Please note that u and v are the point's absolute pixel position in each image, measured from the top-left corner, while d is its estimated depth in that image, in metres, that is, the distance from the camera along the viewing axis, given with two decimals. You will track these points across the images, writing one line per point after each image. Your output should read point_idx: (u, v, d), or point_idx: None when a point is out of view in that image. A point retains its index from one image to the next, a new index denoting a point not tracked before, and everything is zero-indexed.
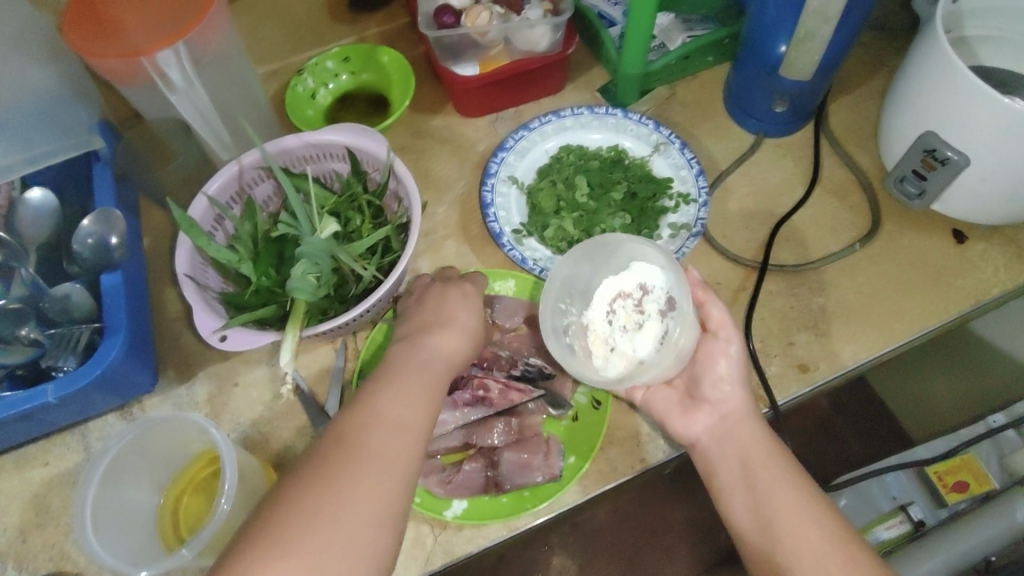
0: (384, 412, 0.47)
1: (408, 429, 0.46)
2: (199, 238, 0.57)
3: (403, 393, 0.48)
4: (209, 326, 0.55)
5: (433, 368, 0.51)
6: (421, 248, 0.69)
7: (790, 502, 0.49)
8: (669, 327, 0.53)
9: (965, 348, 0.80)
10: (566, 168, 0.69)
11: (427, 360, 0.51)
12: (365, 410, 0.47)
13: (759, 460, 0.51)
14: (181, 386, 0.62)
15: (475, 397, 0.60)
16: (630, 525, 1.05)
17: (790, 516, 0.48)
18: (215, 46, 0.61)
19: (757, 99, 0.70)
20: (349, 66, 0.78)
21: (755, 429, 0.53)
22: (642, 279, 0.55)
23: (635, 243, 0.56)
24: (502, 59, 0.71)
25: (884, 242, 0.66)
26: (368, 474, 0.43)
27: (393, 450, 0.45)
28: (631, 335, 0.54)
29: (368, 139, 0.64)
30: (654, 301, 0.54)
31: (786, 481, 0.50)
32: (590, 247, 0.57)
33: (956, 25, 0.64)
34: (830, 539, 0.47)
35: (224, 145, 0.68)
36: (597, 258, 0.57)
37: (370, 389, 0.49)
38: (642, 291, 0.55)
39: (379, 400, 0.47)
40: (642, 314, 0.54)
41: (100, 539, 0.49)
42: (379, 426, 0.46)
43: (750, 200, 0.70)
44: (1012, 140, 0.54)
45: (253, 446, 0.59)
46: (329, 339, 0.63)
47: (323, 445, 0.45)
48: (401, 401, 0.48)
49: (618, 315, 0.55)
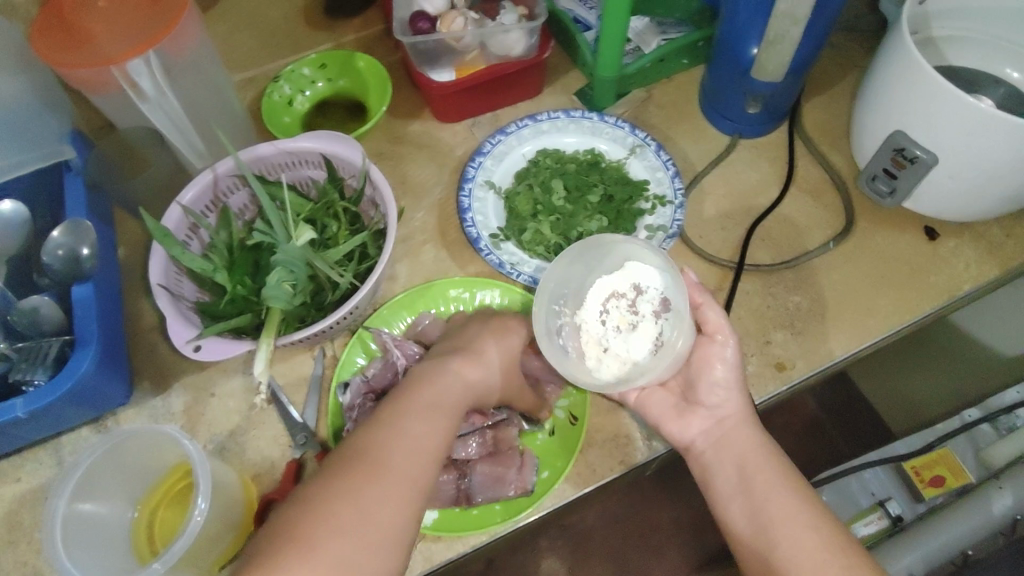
0: (406, 434, 0.47)
1: (426, 451, 0.47)
2: (174, 248, 0.56)
3: (422, 417, 0.49)
4: (183, 336, 0.55)
5: (453, 396, 0.52)
6: (400, 253, 0.69)
7: (782, 500, 0.49)
8: (664, 328, 0.54)
9: (947, 339, 0.81)
10: (543, 172, 0.69)
11: (447, 388, 0.52)
12: (383, 433, 0.47)
13: (749, 462, 0.52)
14: (156, 397, 0.62)
15: None
16: (619, 526, 1.06)
17: (786, 519, 0.48)
18: (186, 54, 0.61)
19: (731, 101, 0.71)
20: (326, 73, 0.78)
21: (744, 426, 0.54)
22: (635, 279, 0.56)
23: (628, 244, 0.58)
24: (479, 63, 0.71)
25: (857, 240, 0.67)
26: (385, 494, 0.44)
27: (410, 471, 0.45)
28: (625, 336, 0.54)
29: (343, 146, 0.64)
30: (648, 302, 0.55)
31: (775, 481, 0.50)
32: (585, 247, 0.58)
33: (923, 26, 0.65)
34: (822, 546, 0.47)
35: (198, 153, 0.67)
36: (591, 259, 0.58)
37: (388, 413, 0.49)
38: (636, 292, 0.55)
39: (403, 422, 0.48)
40: (637, 315, 0.55)
41: (74, 554, 0.48)
42: (398, 445, 0.46)
43: (726, 201, 0.70)
44: (979, 138, 0.55)
45: (229, 456, 0.59)
46: (307, 347, 0.63)
47: (343, 463, 0.45)
48: (423, 423, 0.48)
49: (612, 315, 0.55)
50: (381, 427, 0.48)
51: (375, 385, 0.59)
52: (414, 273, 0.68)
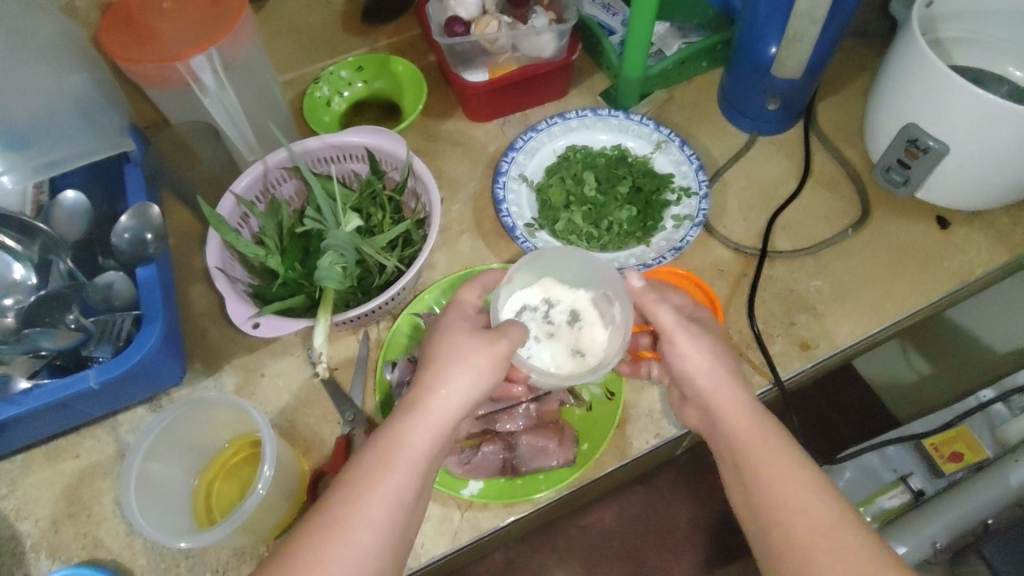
0: (365, 506, 0.45)
1: (394, 495, 0.46)
2: (229, 233, 0.60)
3: (385, 485, 0.46)
4: (243, 314, 0.58)
5: (418, 451, 0.48)
6: (438, 243, 0.72)
7: (796, 478, 0.47)
8: (580, 335, 0.59)
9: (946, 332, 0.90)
10: (574, 165, 0.72)
11: (411, 444, 0.48)
12: (353, 481, 0.46)
13: (748, 451, 0.50)
14: (208, 377, 0.65)
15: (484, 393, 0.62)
16: (637, 528, 1.08)
17: (797, 503, 0.46)
18: (242, 52, 0.65)
19: (750, 99, 0.75)
20: (363, 75, 0.82)
21: (740, 412, 0.52)
22: (549, 295, 0.61)
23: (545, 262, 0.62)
24: (511, 65, 0.77)
25: (875, 227, 0.71)
26: (348, 540, 0.44)
27: (376, 521, 0.45)
28: (544, 344, 0.59)
29: (387, 140, 0.68)
30: (562, 313, 0.60)
31: (778, 454, 0.49)
32: (525, 261, 0.60)
33: (931, 27, 0.70)
34: (820, 531, 0.45)
35: (249, 146, 0.72)
36: (520, 272, 0.61)
37: (351, 477, 0.46)
38: (549, 305, 0.61)
39: (373, 463, 0.47)
40: (552, 325, 0.60)
41: (144, 510, 0.51)
42: (365, 494, 0.45)
43: (748, 192, 0.74)
44: (986, 129, 0.59)
45: (280, 432, 0.62)
46: (353, 329, 0.66)
47: (319, 505, 0.46)
48: (390, 469, 0.46)
49: (530, 326, 0.59)
50: (355, 469, 0.47)
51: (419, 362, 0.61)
52: (452, 262, 0.71)
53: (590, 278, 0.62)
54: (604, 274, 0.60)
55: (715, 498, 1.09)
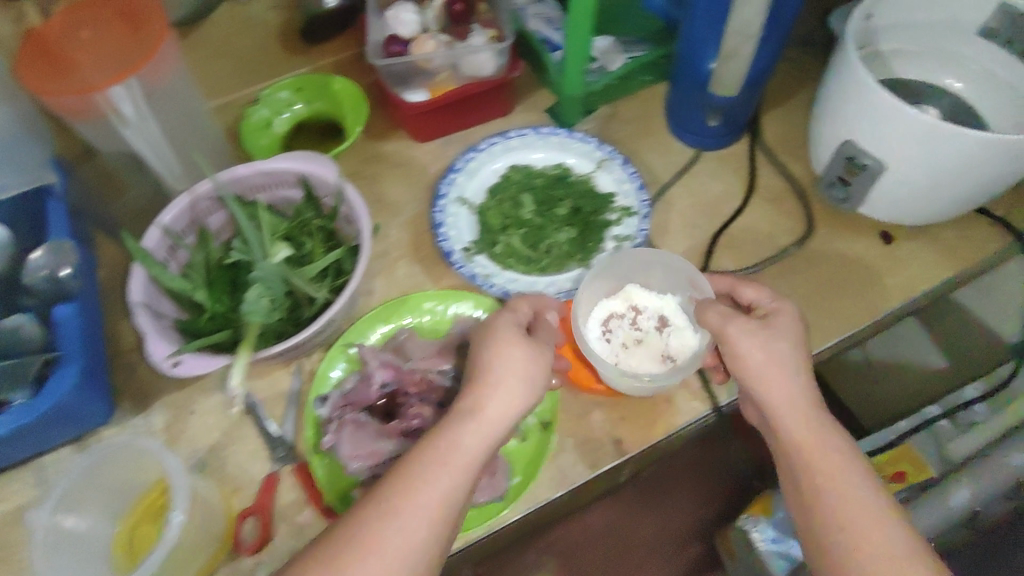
0: (418, 503, 0.46)
1: (448, 491, 0.47)
2: (155, 266, 0.58)
3: (440, 483, 0.47)
4: (162, 352, 0.55)
5: (472, 452, 0.49)
6: (376, 269, 0.71)
7: (851, 489, 0.50)
8: (668, 340, 0.63)
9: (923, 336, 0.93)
10: (512, 187, 0.72)
11: (466, 445, 0.49)
12: (410, 475, 0.47)
13: (806, 461, 0.52)
14: (137, 416, 0.63)
15: (411, 427, 0.58)
16: (605, 545, 1.07)
17: (855, 515, 0.49)
18: (164, 80, 0.63)
19: (690, 115, 0.74)
20: (303, 96, 0.81)
21: (802, 419, 0.53)
22: (633, 302, 0.66)
23: (627, 269, 0.67)
24: (450, 83, 0.75)
25: (819, 244, 0.70)
26: (403, 529, 0.45)
27: (432, 515, 0.46)
28: (633, 350, 0.63)
29: (318, 166, 0.66)
30: (648, 319, 0.65)
31: (833, 465, 0.51)
32: (607, 265, 0.65)
33: (872, 41, 0.68)
34: (872, 540, 0.48)
35: (175, 176, 0.69)
36: (604, 280, 0.66)
37: (408, 471, 0.48)
38: (636, 312, 0.65)
39: (430, 459, 0.48)
40: (640, 331, 0.64)
41: (53, 563, 0.49)
42: (422, 489, 0.47)
43: (691, 209, 0.73)
44: (922, 146, 0.58)
45: (210, 471, 0.60)
46: (286, 362, 0.65)
47: (376, 497, 0.47)
48: (442, 466, 0.48)
49: (618, 333, 0.64)
50: (414, 464, 0.48)
51: (349, 396, 0.59)
52: (389, 288, 0.70)
53: (675, 283, 0.66)
54: (687, 278, 0.65)
55: (682, 509, 1.08)
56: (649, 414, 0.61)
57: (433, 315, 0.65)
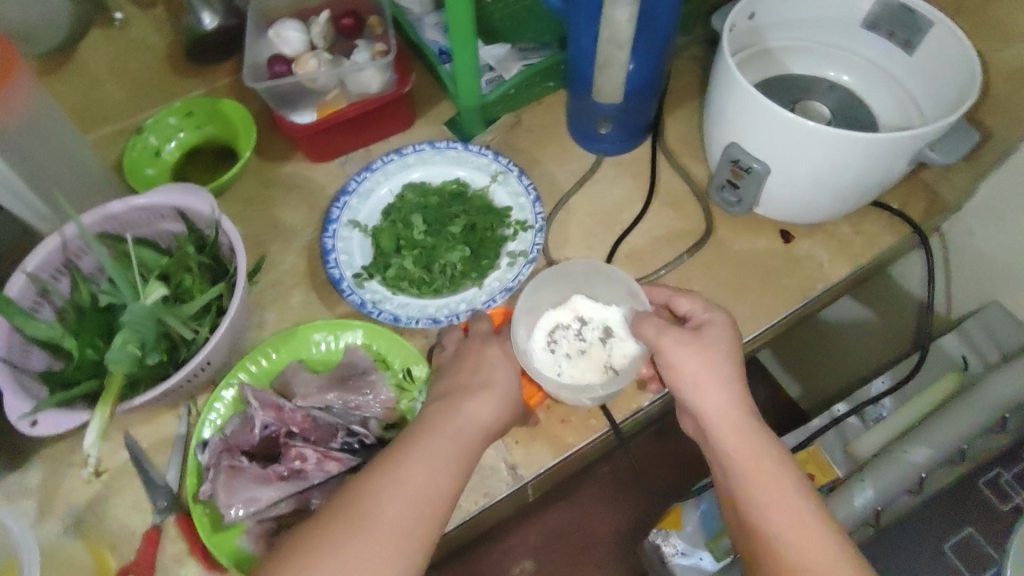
0: (396, 491, 0.47)
1: (431, 480, 0.48)
2: (16, 317, 0.55)
3: (421, 472, 0.48)
4: (17, 410, 0.53)
5: (457, 445, 0.50)
6: (268, 300, 0.68)
7: (785, 494, 0.49)
8: (611, 351, 0.60)
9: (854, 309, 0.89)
10: (406, 207, 0.69)
11: (450, 439, 0.50)
12: (393, 466, 0.48)
13: (751, 467, 0.49)
14: (13, 472, 0.60)
15: (291, 469, 0.56)
16: (563, 547, 1.01)
17: (795, 521, 0.48)
18: (16, 118, 0.58)
19: (585, 122, 0.73)
20: (192, 121, 0.78)
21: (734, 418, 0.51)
22: (579, 312, 0.62)
23: (577, 280, 0.64)
24: (340, 102, 0.72)
25: (716, 248, 0.69)
26: (389, 513, 0.46)
27: (416, 501, 0.47)
28: (575, 361, 0.59)
29: (195, 198, 0.63)
30: (592, 329, 0.61)
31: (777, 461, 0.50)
32: (551, 275, 0.63)
33: (761, 38, 0.67)
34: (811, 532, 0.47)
35: (44, 218, 0.66)
36: (550, 286, 0.63)
37: (390, 460, 0.49)
38: (580, 322, 0.61)
39: (415, 450, 0.49)
40: (584, 342, 0.60)
41: None
42: (407, 477, 0.48)
43: (593, 218, 0.71)
44: (799, 149, 0.58)
45: (88, 528, 0.57)
46: (172, 406, 0.62)
47: (358, 484, 0.48)
48: (426, 455, 0.49)
49: (561, 344, 0.60)
50: (398, 454, 0.49)
51: (231, 442, 0.57)
52: (283, 320, 0.67)
53: (619, 293, 0.62)
54: (627, 287, 0.61)
55: (641, 506, 1.03)
56: (543, 435, 0.60)
57: (324, 346, 0.63)
